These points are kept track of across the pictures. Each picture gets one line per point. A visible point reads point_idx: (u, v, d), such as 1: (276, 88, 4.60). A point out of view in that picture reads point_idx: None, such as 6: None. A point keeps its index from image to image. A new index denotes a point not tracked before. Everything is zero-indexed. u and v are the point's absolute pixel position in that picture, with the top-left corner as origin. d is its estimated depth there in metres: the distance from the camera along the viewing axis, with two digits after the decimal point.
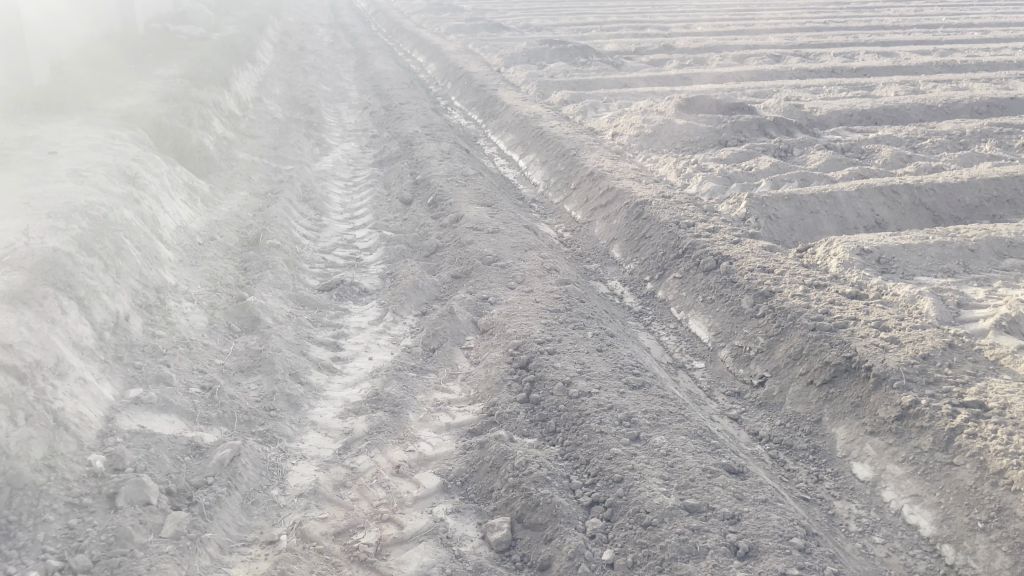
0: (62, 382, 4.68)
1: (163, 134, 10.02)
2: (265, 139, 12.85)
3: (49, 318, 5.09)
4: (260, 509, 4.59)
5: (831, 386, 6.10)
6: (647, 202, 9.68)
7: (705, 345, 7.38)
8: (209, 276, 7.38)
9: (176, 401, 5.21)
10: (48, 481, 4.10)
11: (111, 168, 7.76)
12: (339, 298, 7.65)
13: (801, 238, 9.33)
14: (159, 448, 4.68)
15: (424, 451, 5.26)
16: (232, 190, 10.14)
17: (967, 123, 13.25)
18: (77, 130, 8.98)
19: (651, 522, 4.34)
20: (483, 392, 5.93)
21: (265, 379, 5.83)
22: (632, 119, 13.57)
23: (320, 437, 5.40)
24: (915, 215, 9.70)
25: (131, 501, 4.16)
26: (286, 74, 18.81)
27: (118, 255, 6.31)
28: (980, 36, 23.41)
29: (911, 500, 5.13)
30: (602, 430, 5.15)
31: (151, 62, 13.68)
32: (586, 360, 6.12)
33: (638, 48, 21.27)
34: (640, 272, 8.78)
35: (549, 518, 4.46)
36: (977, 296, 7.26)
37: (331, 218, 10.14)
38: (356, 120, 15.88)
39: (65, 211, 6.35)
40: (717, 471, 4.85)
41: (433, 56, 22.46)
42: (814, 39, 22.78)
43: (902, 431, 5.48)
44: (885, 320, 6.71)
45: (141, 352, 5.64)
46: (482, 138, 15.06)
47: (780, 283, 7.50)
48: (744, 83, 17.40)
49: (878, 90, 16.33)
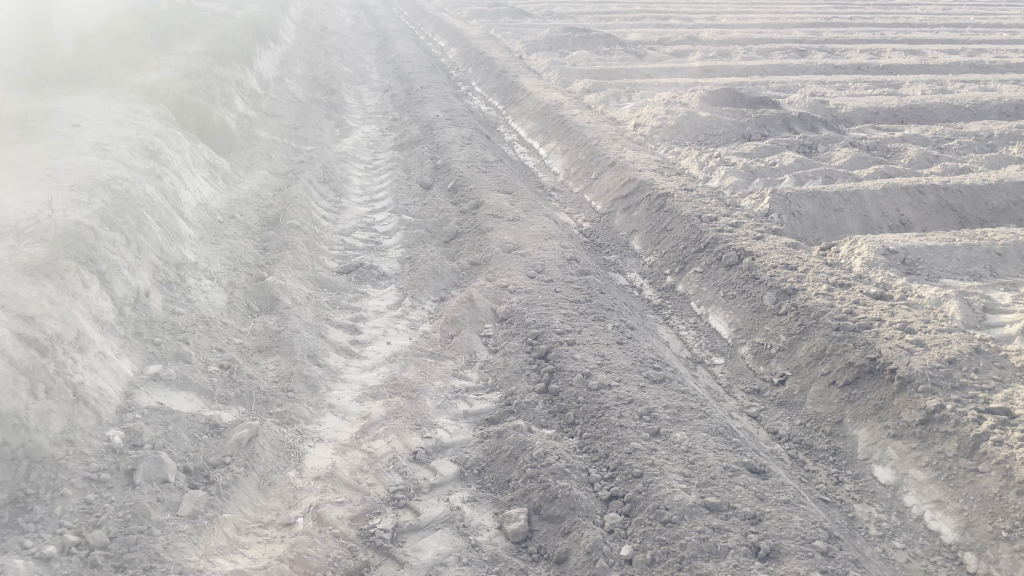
0: (82, 356, 4.66)
1: (185, 110, 9.99)
2: (285, 119, 12.82)
3: (71, 291, 5.06)
4: (276, 491, 4.57)
5: (853, 387, 6.02)
6: (669, 194, 9.58)
7: (724, 340, 7.32)
8: (228, 254, 7.36)
9: (194, 378, 5.19)
10: (66, 455, 4.08)
11: (133, 142, 7.74)
12: (358, 280, 7.61)
13: (824, 236, 9.23)
14: (177, 426, 4.66)
15: (441, 438, 5.21)
16: (252, 169, 10.13)
17: (995, 125, 13.05)
18: (100, 104, 8.95)
19: (671, 519, 4.28)
20: (502, 380, 5.88)
21: (283, 360, 5.81)
22: (655, 111, 13.46)
23: (337, 420, 5.37)
24: (941, 216, 9.58)
25: (148, 478, 4.15)
26: (307, 54, 18.76)
27: (140, 231, 6.30)
28: (1009, 36, 23.05)
29: (933, 506, 5.06)
30: (622, 424, 5.10)
31: (174, 37, 13.62)
32: (606, 353, 6.07)
33: (661, 39, 21.10)
34: (660, 266, 8.71)
35: (567, 511, 4.40)
36: (1004, 302, 7.15)
37: (351, 200, 10.10)
38: (377, 102, 15.83)
39: (89, 184, 6.33)
40: (738, 469, 4.79)
41: (455, 40, 22.34)
42: (840, 35, 22.53)
43: (926, 435, 5.41)
44: (910, 322, 6.61)
45: (161, 329, 5.63)
46: (502, 124, 14.98)
47: (803, 281, 7.41)
48: (769, 77, 17.22)
49: (904, 88, 16.14)
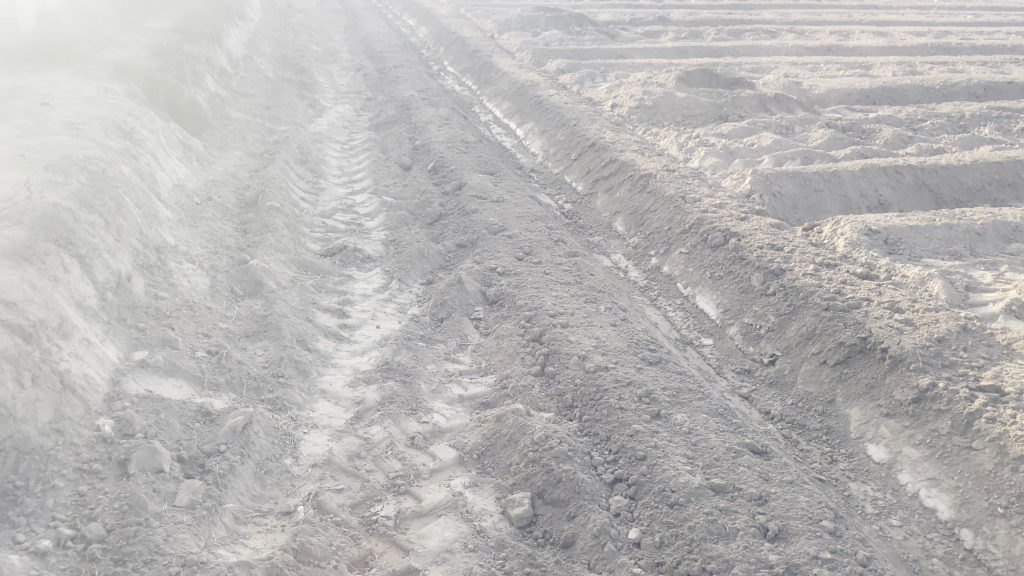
0: (67, 343, 4.50)
1: (155, 90, 9.71)
2: (257, 98, 12.55)
3: (52, 276, 4.88)
4: (273, 479, 4.46)
5: (845, 366, 6.05)
6: (651, 175, 9.54)
7: (712, 321, 7.33)
8: (208, 237, 7.17)
9: (183, 364, 5.04)
10: (55, 446, 3.94)
11: (106, 122, 7.49)
12: (342, 264, 7.47)
13: (804, 216, 9.27)
14: (168, 414, 4.52)
15: (438, 423, 5.14)
16: (227, 149, 9.89)
17: (966, 106, 13.18)
18: (69, 81, 8.64)
19: (677, 502, 4.26)
20: (496, 364, 5.82)
21: (272, 345, 5.68)
22: (632, 91, 13.41)
23: (330, 406, 5.26)
24: (918, 197, 9.68)
25: (143, 468, 4.01)
26: (275, 32, 18.32)
27: (119, 213, 6.09)
28: (973, 19, 23.26)
29: (928, 483, 5.12)
30: (622, 406, 5.06)
31: (139, 11, 13.18)
32: (601, 335, 6.02)
33: (633, 20, 21.00)
34: (644, 247, 8.69)
35: (571, 495, 4.36)
36: (986, 281, 7.22)
37: (330, 182, 9.92)
38: (349, 82, 15.56)
39: (64, 164, 6.10)
40: (741, 451, 4.79)
41: (423, 20, 22.05)
42: (808, 16, 22.61)
43: (919, 413, 5.45)
44: (898, 301, 6.64)
45: (144, 314, 5.45)
46: (477, 104, 14.83)
47: (791, 261, 7.41)
48: (742, 58, 17.23)
49: (875, 70, 16.25)
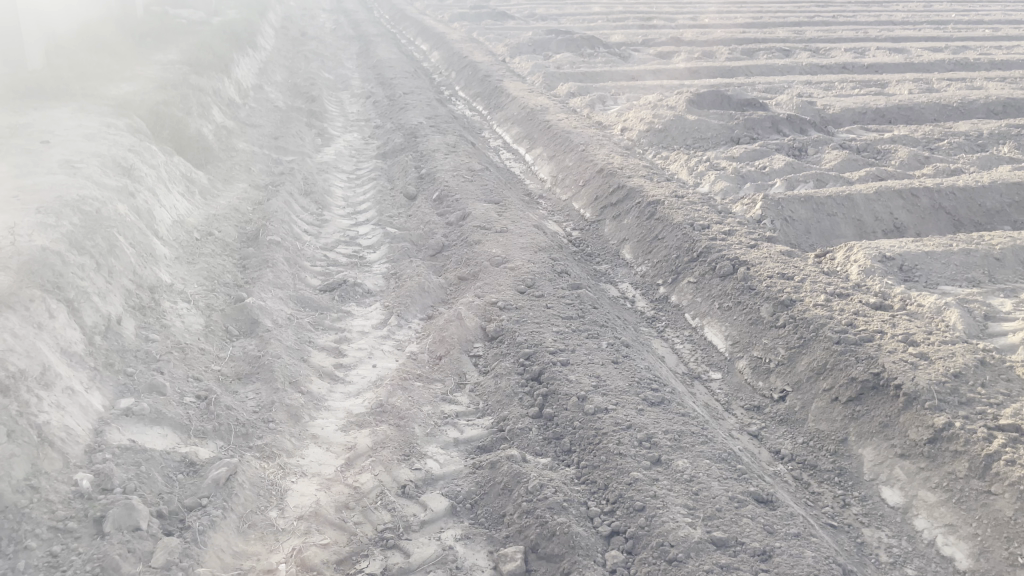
0: (48, 393, 4.38)
1: (159, 123, 9.67)
2: (265, 128, 12.53)
3: (36, 323, 4.78)
4: (257, 533, 4.31)
5: (857, 403, 5.81)
6: (659, 202, 9.36)
7: (721, 354, 7.11)
8: (206, 274, 7.08)
9: (169, 412, 4.90)
10: (30, 503, 3.81)
11: (105, 159, 7.44)
12: (342, 299, 7.35)
13: (817, 242, 9.04)
14: (150, 466, 4.39)
15: (431, 470, 4.97)
16: (231, 181, 9.84)
17: (985, 124, 12.87)
18: (72, 118, 8.63)
19: (676, 558, 4.08)
20: (494, 405, 5.64)
21: (264, 388, 5.54)
22: (642, 114, 13.26)
23: (321, 452, 5.11)
24: (935, 220, 9.41)
25: (118, 526, 3.88)
26: (287, 60, 18.42)
27: (111, 254, 6.01)
28: (991, 34, 22.93)
29: (946, 530, 4.87)
30: (621, 452, 4.86)
31: (151, 45, 13.25)
32: (601, 373, 5.83)
33: (646, 41, 20.89)
34: (652, 276, 8.50)
35: (566, 550, 4.18)
36: (1006, 309, 6.96)
37: (334, 213, 9.82)
38: (359, 109, 15.55)
39: (56, 206, 6.03)
40: (744, 500, 4.58)
41: (436, 44, 22.07)
42: (823, 33, 22.42)
43: (935, 454, 5.21)
44: (913, 334, 6.40)
45: (133, 358, 5.34)
46: (486, 130, 14.76)
47: (801, 291, 7.19)
48: (755, 77, 17.04)
49: (891, 88, 16.01)
